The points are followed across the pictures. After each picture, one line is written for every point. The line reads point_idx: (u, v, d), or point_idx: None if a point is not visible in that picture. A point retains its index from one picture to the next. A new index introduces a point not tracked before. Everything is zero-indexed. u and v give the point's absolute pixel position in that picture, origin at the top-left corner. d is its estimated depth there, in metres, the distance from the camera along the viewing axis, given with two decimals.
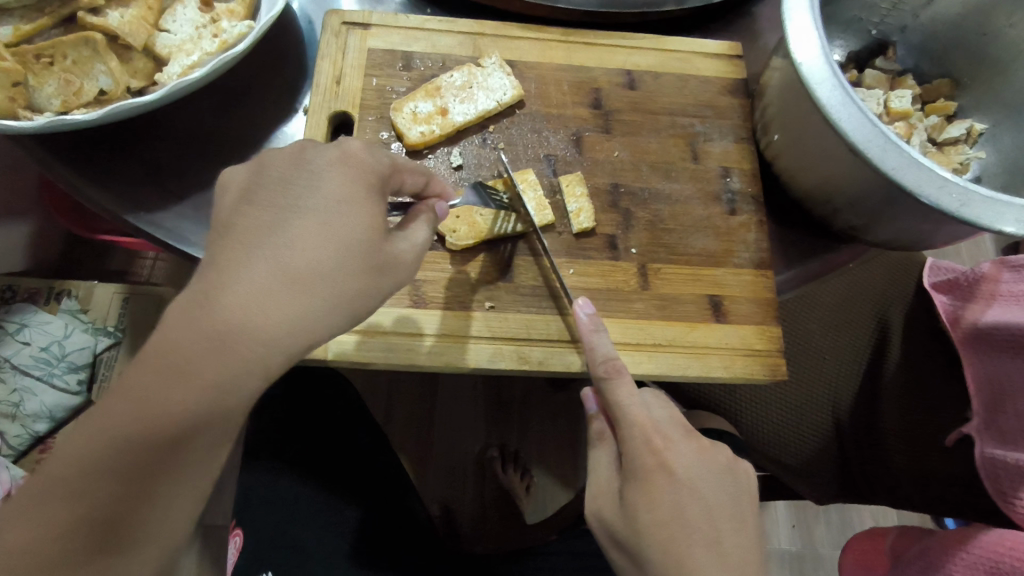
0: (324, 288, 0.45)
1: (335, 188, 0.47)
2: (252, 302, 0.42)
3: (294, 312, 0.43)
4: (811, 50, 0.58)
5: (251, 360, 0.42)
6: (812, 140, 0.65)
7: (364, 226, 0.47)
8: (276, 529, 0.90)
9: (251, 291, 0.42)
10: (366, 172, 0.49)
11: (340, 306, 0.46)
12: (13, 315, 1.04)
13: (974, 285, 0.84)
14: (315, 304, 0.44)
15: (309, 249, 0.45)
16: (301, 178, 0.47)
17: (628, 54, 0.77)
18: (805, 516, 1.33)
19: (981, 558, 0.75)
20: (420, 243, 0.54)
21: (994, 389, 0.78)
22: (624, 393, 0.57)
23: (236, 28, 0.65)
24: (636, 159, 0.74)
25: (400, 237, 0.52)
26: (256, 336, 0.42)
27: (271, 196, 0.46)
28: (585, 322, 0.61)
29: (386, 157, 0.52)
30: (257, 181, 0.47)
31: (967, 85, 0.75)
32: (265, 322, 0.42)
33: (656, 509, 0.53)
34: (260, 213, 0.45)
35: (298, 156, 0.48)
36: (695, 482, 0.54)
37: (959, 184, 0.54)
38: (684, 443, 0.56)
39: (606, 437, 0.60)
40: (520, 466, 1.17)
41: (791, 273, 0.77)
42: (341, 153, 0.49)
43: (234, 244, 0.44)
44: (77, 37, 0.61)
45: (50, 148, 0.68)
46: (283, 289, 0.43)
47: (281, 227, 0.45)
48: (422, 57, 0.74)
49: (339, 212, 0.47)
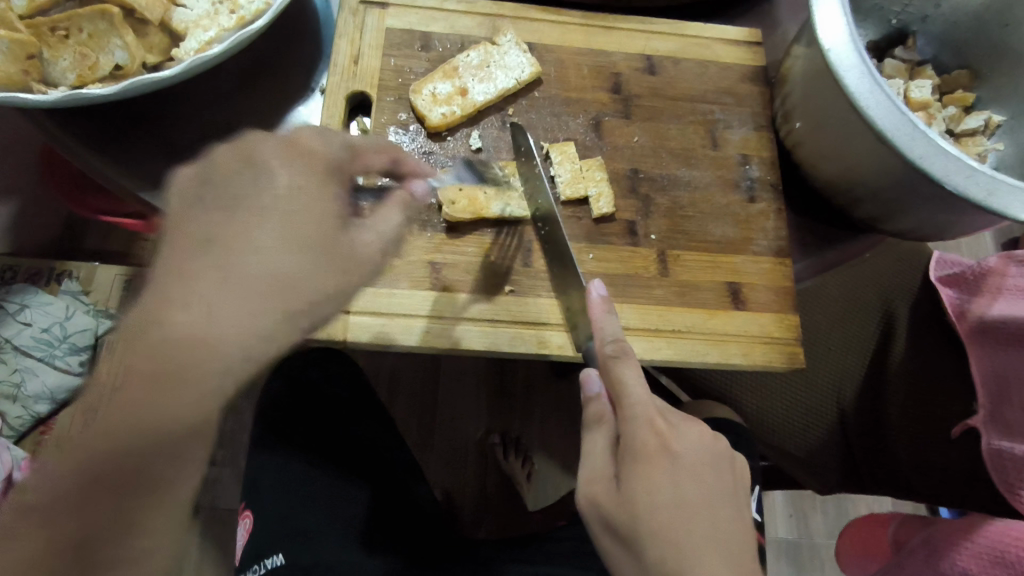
0: (281, 292, 0.42)
1: (284, 183, 0.45)
2: (202, 310, 0.40)
3: (247, 322, 0.41)
4: (838, 34, 0.58)
5: (215, 368, 0.40)
6: (834, 126, 0.65)
7: (319, 223, 0.45)
8: (282, 509, 0.88)
9: (207, 303, 0.40)
10: (320, 163, 0.47)
11: (300, 308, 0.43)
12: (14, 295, 1.02)
13: (980, 279, 0.85)
14: (269, 309, 0.41)
15: (258, 249, 0.42)
16: (247, 174, 0.45)
17: (649, 38, 0.77)
18: (802, 505, 1.34)
19: (986, 548, 0.75)
20: (390, 228, 0.49)
21: (1000, 382, 0.79)
22: (629, 373, 0.55)
23: (254, 4, 0.64)
24: (655, 145, 0.73)
25: (362, 228, 0.47)
26: (211, 354, 0.40)
27: (218, 196, 0.44)
28: (597, 302, 0.60)
29: (338, 141, 0.50)
30: (204, 183, 0.45)
31: (986, 76, 0.75)
32: (220, 338, 0.40)
33: (656, 490, 0.51)
34: (204, 216, 0.43)
35: (247, 150, 0.46)
36: (695, 464, 0.53)
37: (987, 171, 0.53)
38: (686, 430, 0.54)
39: (604, 419, 0.56)
40: (521, 453, 1.16)
41: (807, 262, 0.78)
42: (292, 146, 0.47)
43: (183, 250, 0.42)
44: (94, 10, 0.60)
45: (62, 123, 0.67)
46: (230, 292, 0.41)
47: (228, 229, 0.43)
48: (441, 38, 0.73)
49: (288, 206, 0.44)
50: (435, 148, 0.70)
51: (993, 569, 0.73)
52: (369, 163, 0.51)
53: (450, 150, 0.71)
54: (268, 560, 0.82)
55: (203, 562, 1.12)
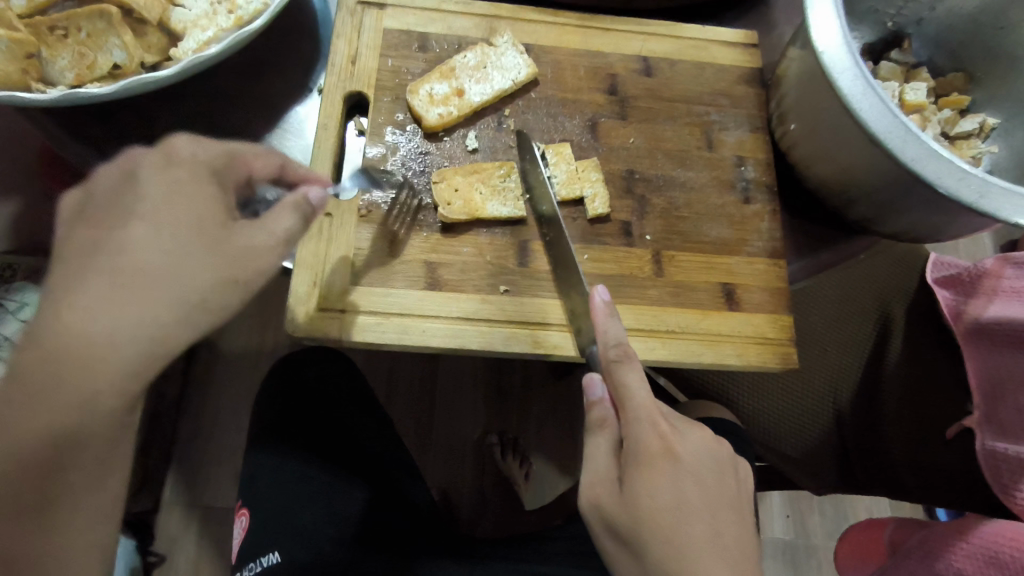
0: (177, 287, 0.43)
1: (165, 189, 0.45)
2: (94, 308, 0.41)
3: (135, 317, 0.42)
4: (831, 37, 0.58)
5: (107, 362, 0.42)
6: (828, 129, 0.65)
7: (204, 222, 0.45)
8: (281, 506, 0.88)
9: (98, 302, 0.41)
10: (190, 170, 0.46)
11: (196, 303, 0.44)
12: (14, 292, 0.95)
13: (976, 280, 0.85)
14: (170, 302, 0.43)
15: (118, 256, 0.43)
16: (126, 186, 0.45)
17: (645, 40, 0.77)
18: (800, 506, 1.34)
19: (981, 548, 0.76)
20: (284, 230, 0.48)
21: (994, 383, 0.80)
22: (632, 378, 0.55)
23: (252, 4, 0.64)
24: (651, 146, 0.74)
25: (251, 227, 0.47)
26: (91, 351, 0.41)
27: (96, 214, 0.45)
28: (600, 306, 0.60)
29: (220, 148, 0.49)
30: (82, 204, 0.45)
31: (980, 79, 0.75)
32: (93, 336, 0.41)
33: (656, 491, 0.51)
34: (90, 230, 0.44)
35: (122, 165, 0.46)
36: (694, 466, 0.53)
37: (979, 175, 0.53)
38: (690, 435, 0.55)
39: (608, 424, 0.55)
40: (518, 453, 1.15)
41: (801, 264, 0.78)
42: (165, 155, 0.47)
43: (66, 265, 0.43)
44: (91, 10, 0.60)
45: (60, 122, 0.68)
46: (108, 300, 0.42)
47: (110, 237, 0.43)
48: (438, 38, 0.74)
49: (159, 211, 0.45)
50: (432, 148, 0.71)
51: (988, 569, 0.74)
52: (255, 172, 0.52)
53: (447, 151, 0.71)
54: (264, 558, 0.82)
55: (200, 560, 1.12)
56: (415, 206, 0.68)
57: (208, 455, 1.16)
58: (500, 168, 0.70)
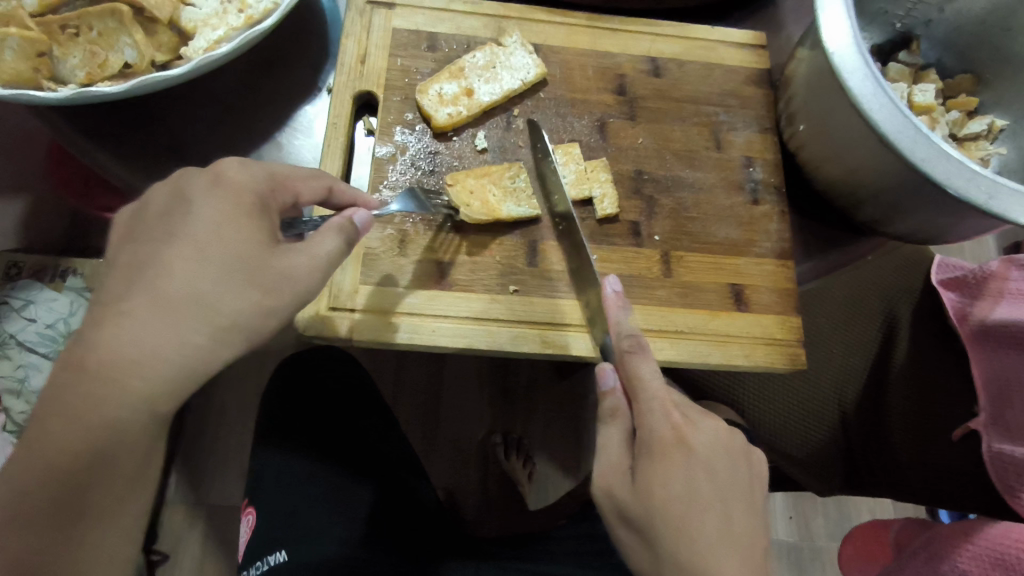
0: (210, 311, 0.45)
1: (211, 213, 0.46)
2: (141, 330, 0.44)
3: (175, 341, 0.44)
4: (841, 38, 0.58)
5: (152, 379, 0.44)
6: (838, 130, 0.65)
7: (245, 247, 0.46)
8: (284, 505, 0.89)
9: (142, 326, 0.44)
10: (235, 193, 0.48)
11: (225, 322, 0.45)
12: (17, 290, 0.92)
13: (981, 283, 0.86)
14: (206, 327, 0.45)
15: (166, 280, 0.45)
16: (176, 210, 0.47)
17: (654, 41, 0.77)
18: (803, 508, 1.34)
19: (987, 550, 0.76)
20: (324, 254, 0.50)
21: (1001, 385, 0.79)
22: (645, 370, 0.55)
23: (263, 4, 0.65)
24: (659, 146, 0.74)
25: (293, 252, 0.48)
26: (131, 370, 0.43)
27: (147, 232, 0.46)
28: (612, 297, 0.61)
29: (267, 172, 0.51)
30: (137, 220, 0.48)
31: (989, 81, 0.75)
32: (131, 355, 0.43)
33: (667, 484, 0.51)
34: (140, 249, 0.46)
35: (176, 186, 0.48)
36: (710, 458, 0.53)
37: (989, 176, 0.54)
38: (704, 423, 0.54)
39: (619, 413, 0.56)
40: (521, 453, 1.16)
41: (811, 264, 0.78)
42: (214, 177, 0.48)
43: (117, 281, 0.45)
44: (103, 9, 0.60)
45: (69, 119, 0.68)
46: (152, 322, 0.44)
47: (156, 258, 0.45)
48: (447, 38, 0.74)
49: (206, 234, 0.46)
50: (440, 148, 0.71)
51: (993, 571, 0.74)
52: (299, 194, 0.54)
53: (456, 150, 0.71)
54: (271, 556, 0.83)
55: (204, 558, 1.12)
56: None
57: (214, 453, 1.16)
58: (511, 170, 0.70)
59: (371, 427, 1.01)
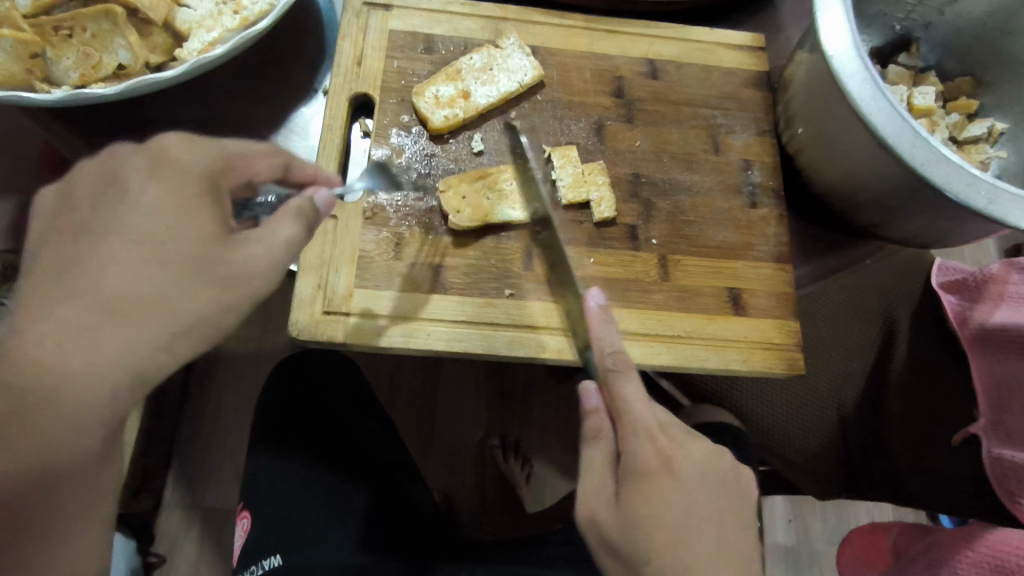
0: (159, 303, 0.44)
1: (151, 199, 0.45)
2: (87, 327, 0.42)
3: (125, 339, 0.43)
4: (840, 41, 0.58)
5: (96, 374, 0.42)
6: (837, 133, 0.64)
7: (191, 236, 0.45)
8: (280, 509, 0.89)
9: (82, 322, 0.42)
10: (178, 176, 0.46)
11: (180, 315, 0.44)
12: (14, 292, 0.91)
13: (980, 287, 0.84)
14: (159, 322, 0.44)
15: (111, 275, 0.43)
16: (113, 197, 0.46)
17: (652, 43, 0.77)
18: (802, 511, 1.34)
19: (986, 557, 0.75)
20: (282, 240, 0.48)
21: (1001, 390, 0.79)
22: (628, 389, 0.56)
23: (258, 5, 0.64)
24: (658, 149, 0.73)
25: (248, 239, 0.47)
26: (65, 366, 0.41)
27: (81, 221, 0.45)
28: (596, 311, 0.61)
29: (219, 153, 0.49)
30: (67, 207, 0.46)
31: (989, 83, 0.75)
32: (69, 351, 0.42)
33: (654, 506, 0.51)
34: (73, 239, 0.44)
35: (108, 172, 0.47)
36: (698, 484, 0.53)
37: (989, 181, 0.53)
38: (691, 446, 0.55)
39: (603, 433, 0.57)
40: (520, 455, 1.15)
41: (809, 268, 0.78)
42: (153, 158, 0.47)
43: (49, 275, 0.43)
44: (97, 10, 0.60)
45: (61, 120, 0.67)
46: (97, 317, 0.42)
47: (92, 249, 0.44)
48: (444, 40, 0.74)
49: (153, 225, 0.45)
50: (437, 151, 0.70)
51: None
52: (258, 171, 0.52)
53: (453, 153, 0.71)
54: (265, 561, 0.84)
55: (199, 561, 1.12)
56: (421, 209, 0.68)
57: (211, 455, 1.16)
58: (502, 172, 0.69)
59: (365, 429, 0.99)
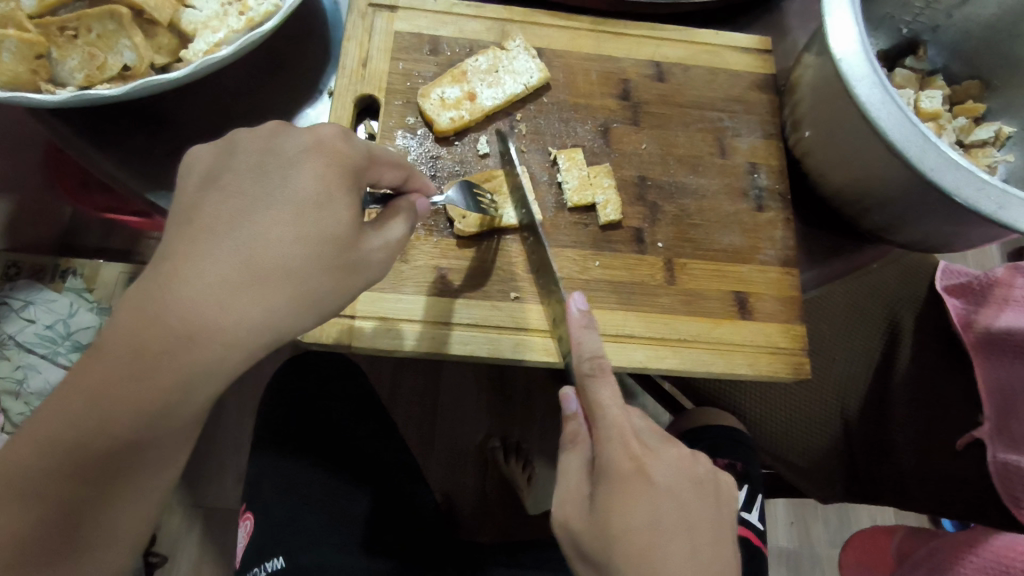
0: (292, 285, 0.44)
1: (312, 182, 0.45)
2: (231, 294, 0.41)
3: (261, 311, 0.42)
4: (849, 43, 0.57)
5: (229, 342, 0.42)
6: (845, 137, 0.64)
7: (336, 226, 0.45)
8: (285, 513, 0.88)
9: (221, 289, 0.41)
10: (342, 164, 0.46)
11: (302, 296, 0.44)
12: (18, 291, 0.89)
13: (986, 290, 0.84)
14: (288, 303, 0.43)
15: (261, 250, 0.43)
16: (274, 168, 0.45)
17: (658, 45, 0.76)
18: (805, 514, 1.33)
19: (990, 562, 0.77)
20: (396, 240, 0.50)
21: (1005, 396, 0.79)
22: (604, 397, 0.54)
23: (263, 6, 0.64)
24: (664, 152, 0.73)
25: (374, 236, 0.48)
26: (202, 328, 0.41)
27: (242, 184, 0.44)
28: (576, 317, 0.58)
29: (364, 145, 0.49)
30: (225, 164, 0.45)
31: (996, 87, 0.74)
32: (212, 318, 0.41)
33: (629, 515, 0.50)
34: (226, 202, 0.43)
35: (268, 142, 0.46)
36: (673, 488, 0.52)
37: (999, 186, 0.53)
38: (663, 452, 0.54)
39: (579, 439, 0.57)
40: (521, 457, 1.14)
41: (815, 272, 0.77)
42: (315, 143, 0.46)
43: (195, 236, 0.42)
44: (103, 11, 0.60)
45: (67, 120, 0.68)
46: (242, 287, 0.42)
47: (246, 217, 0.43)
48: (449, 42, 0.73)
49: (306, 210, 0.44)
50: (443, 153, 0.70)
51: None
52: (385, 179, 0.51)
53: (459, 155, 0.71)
54: (268, 564, 0.82)
55: (202, 560, 1.12)
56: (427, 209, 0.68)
57: (213, 454, 1.16)
58: (496, 176, 0.69)
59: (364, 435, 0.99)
